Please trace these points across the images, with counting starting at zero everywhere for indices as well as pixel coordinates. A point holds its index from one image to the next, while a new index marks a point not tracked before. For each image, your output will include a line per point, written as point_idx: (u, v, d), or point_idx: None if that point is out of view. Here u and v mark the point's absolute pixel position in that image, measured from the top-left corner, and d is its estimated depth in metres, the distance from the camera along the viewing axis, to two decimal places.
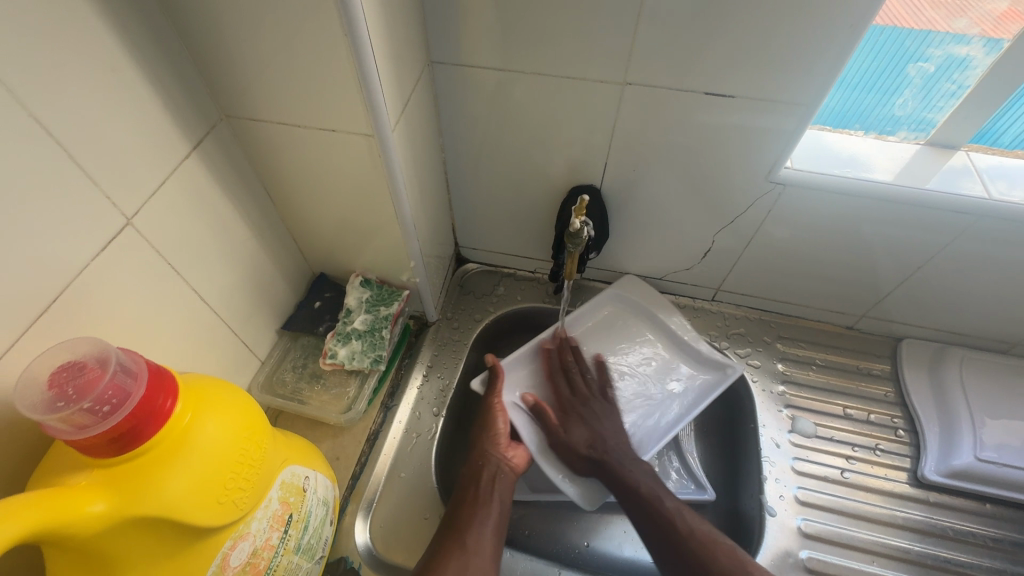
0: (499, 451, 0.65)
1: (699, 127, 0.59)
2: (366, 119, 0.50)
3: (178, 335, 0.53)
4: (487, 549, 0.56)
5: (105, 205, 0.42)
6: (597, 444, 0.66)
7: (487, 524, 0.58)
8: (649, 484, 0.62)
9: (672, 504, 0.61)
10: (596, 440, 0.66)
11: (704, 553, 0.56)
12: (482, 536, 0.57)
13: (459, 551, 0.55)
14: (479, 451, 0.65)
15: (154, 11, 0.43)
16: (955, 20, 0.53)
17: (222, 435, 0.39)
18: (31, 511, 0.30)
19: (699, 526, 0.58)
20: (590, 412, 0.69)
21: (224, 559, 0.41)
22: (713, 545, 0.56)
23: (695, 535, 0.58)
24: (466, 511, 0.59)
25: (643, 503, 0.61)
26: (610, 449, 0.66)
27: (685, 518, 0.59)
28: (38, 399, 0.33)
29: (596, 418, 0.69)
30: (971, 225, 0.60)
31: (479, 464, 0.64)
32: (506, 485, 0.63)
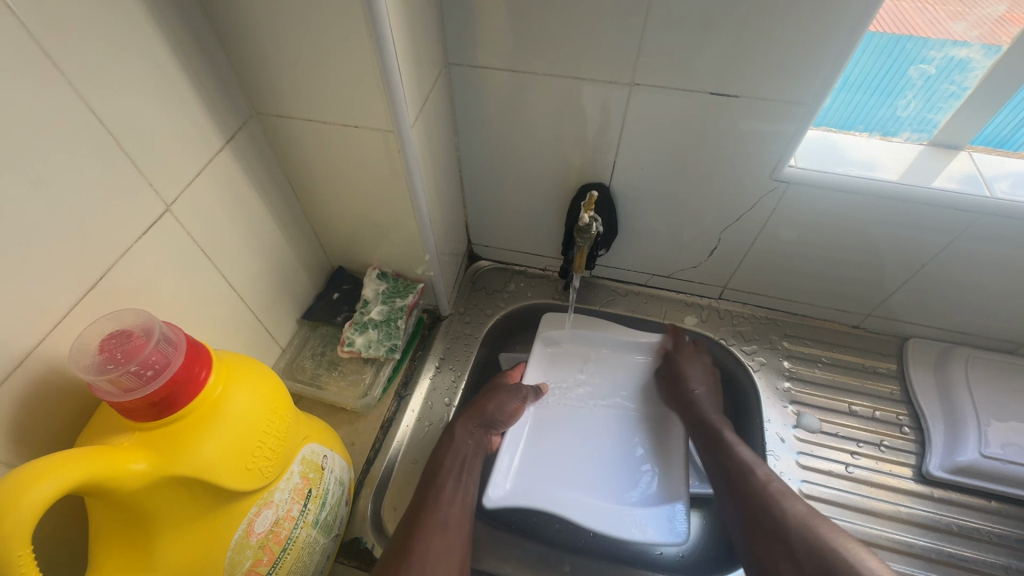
0: (485, 433, 0.68)
1: (704, 128, 0.62)
2: (386, 116, 0.53)
3: (207, 318, 0.56)
4: (456, 520, 0.58)
5: (147, 192, 0.46)
6: (689, 381, 0.74)
7: (458, 501, 0.60)
8: (729, 432, 0.69)
9: (750, 455, 0.65)
10: (687, 377, 0.75)
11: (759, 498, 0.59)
12: (453, 514, 0.58)
13: (431, 527, 0.56)
14: (463, 429, 0.67)
15: (195, 14, 0.47)
16: (955, 23, 0.55)
17: (251, 407, 0.42)
18: (82, 463, 0.33)
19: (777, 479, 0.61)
20: (701, 361, 0.77)
21: (249, 523, 0.44)
22: (788, 496, 0.59)
23: (771, 484, 0.61)
24: (441, 486, 0.60)
25: (722, 442, 0.67)
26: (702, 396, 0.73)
27: (765, 470, 0.63)
28: (89, 362, 0.37)
29: (701, 366, 0.76)
30: (973, 223, 0.62)
31: (462, 441, 0.66)
32: (477, 465, 0.65)
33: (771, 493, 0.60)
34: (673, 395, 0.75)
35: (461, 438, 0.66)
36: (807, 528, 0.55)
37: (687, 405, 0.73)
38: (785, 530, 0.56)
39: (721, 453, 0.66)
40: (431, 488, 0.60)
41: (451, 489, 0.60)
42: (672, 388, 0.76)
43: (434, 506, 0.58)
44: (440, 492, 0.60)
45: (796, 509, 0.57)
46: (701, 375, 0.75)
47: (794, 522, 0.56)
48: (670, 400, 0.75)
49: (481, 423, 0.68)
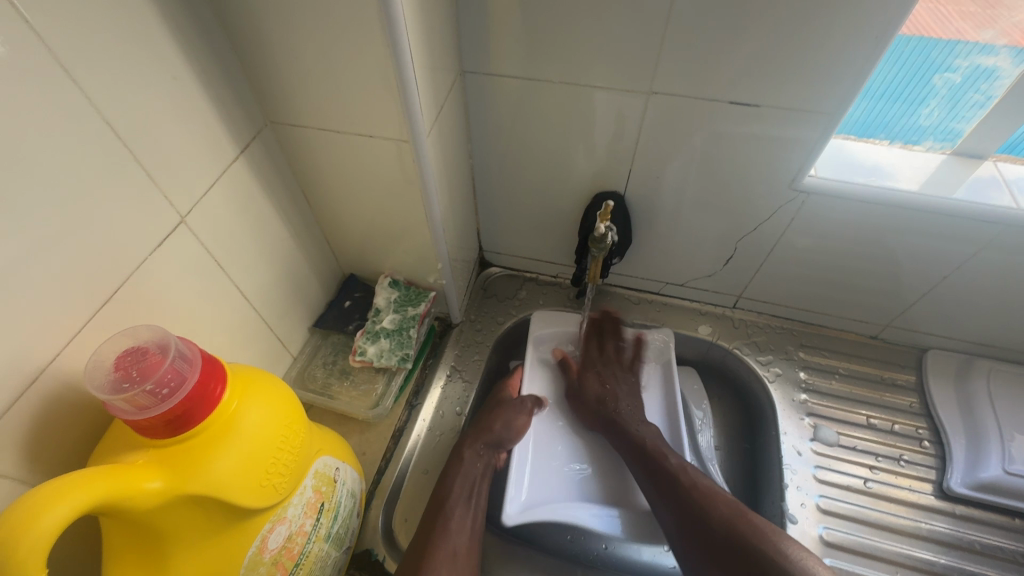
0: (493, 453, 0.67)
1: (724, 137, 0.61)
2: (402, 126, 0.52)
3: (220, 328, 0.55)
4: (464, 549, 0.58)
5: (162, 203, 0.46)
6: (610, 401, 0.71)
7: (466, 531, 0.59)
8: (654, 442, 0.66)
9: (677, 462, 0.63)
10: (610, 398, 0.72)
11: (704, 506, 0.58)
12: (462, 544, 0.58)
13: (440, 557, 0.56)
14: (471, 449, 0.65)
15: (210, 23, 0.47)
16: (982, 31, 0.53)
17: (266, 422, 0.42)
18: (98, 483, 0.33)
19: (702, 480, 0.61)
20: (608, 373, 0.75)
21: (263, 540, 0.44)
22: (713, 498, 0.59)
23: (697, 489, 0.60)
24: (449, 515, 0.59)
25: (648, 460, 0.64)
26: (622, 411, 0.70)
27: (690, 473, 0.62)
28: (105, 381, 0.36)
29: (614, 381, 0.74)
30: (998, 234, 0.60)
31: (472, 463, 0.64)
32: (485, 490, 0.64)
33: (696, 499, 0.59)
34: (591, 416, 0.72)
35: (470, 461, 0.64)
36: (734, 533, 0.55)
37: (609, 427, 0.70)
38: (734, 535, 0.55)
39: (648, 466, 0.64)
40: (440, 516, 0.59)
41: (459, 519, 0.59)
42: (591, 414, 0.72)
43: (442, 538, 0.57)
44: (448, 523, 0.58)
45: (720, 510, 0.57)
46: (618, 392, 0.73)
47: (719, 532, 0.56)
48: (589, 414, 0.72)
49: (489, 444, 0.66)
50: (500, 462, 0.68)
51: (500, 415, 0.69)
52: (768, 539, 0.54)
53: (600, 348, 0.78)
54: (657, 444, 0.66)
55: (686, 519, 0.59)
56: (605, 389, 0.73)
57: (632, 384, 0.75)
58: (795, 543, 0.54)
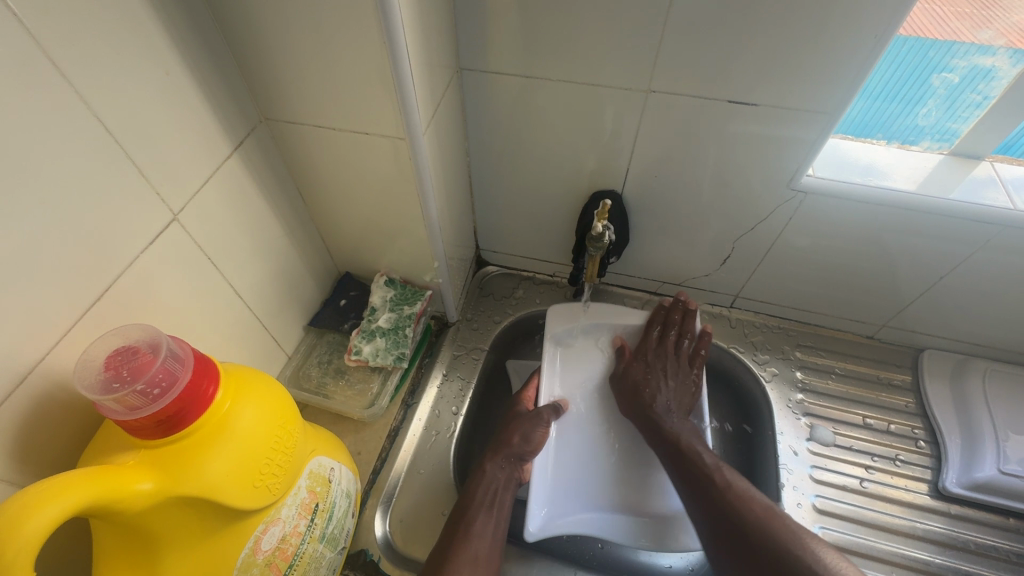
0: (517, 465, 0.64)
1: (722, 136, 0.60)
2: (398, 123, 0.52)
3: (214, 326, 0.55)
4: (485, 557, 0.56)
5: (154, 200, 0.45)
6: (647, 393, 0.69)
7: (488, 535, 0.58)
8: (689, 440, 0.64)
9: (711, 462, 0.62)
10: (646, 389, 0.70)
11: (737, 506, 0.56)
12: (483, 549, 0.56)
13: (461, 560, 0.54)
14: (491, 463, 0.64)
15: (204, 18, 0.46)
16: (978, 32, 0.53)
17: (260, 422, 0.41)
18: (88, 485, 0.33)
19: (738, 483, 0.59)
20: (658, 366, 0.71)
21: (256, 541, 0.44)
22: (749, 500, 0.56)
23: (731, 490, 0.58)
24: (471, 519, 0.58)
25: (682, 454, 0.63)
26: (659, 404, 0.68)
27: (724, 474, 0.60)
28: (95, 381, 0.36)
29: (659, 376, 0.70)
30: (995, 235, 0.60)
31: (493, 476, 0.63)
32: (509, 499, 0.62)
33: (731, 499, 0.57)
34: (635, 404, 0.70)
35: (492, 473, 0.63)
36: (767, 531, 0.53)
37: (642, 417, 0.69)
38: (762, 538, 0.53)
39: (682, 464, 0.63)
40: (462, 520, 0.58)
41: (481, 524, 0.58)
42: (629, 401, 0.71)
43: (464, 541, 0.56)
44: (470, 526, 0.58)
45: (755, 509, 0.55)
46: (660, 386, 0.70)
47: (752, 531, 0.53)
48: (623, 398, 0.72)
49: (511, 456, 0.64)
50: (525, 477, 0.66)
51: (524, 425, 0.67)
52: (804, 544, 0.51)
53: (660, 337, 0.73)
54: (692, 443, 0.64)
55: (719, 519, 0.56)
56: (647, 377, 0.70)
57: (684, 377, 0.71)
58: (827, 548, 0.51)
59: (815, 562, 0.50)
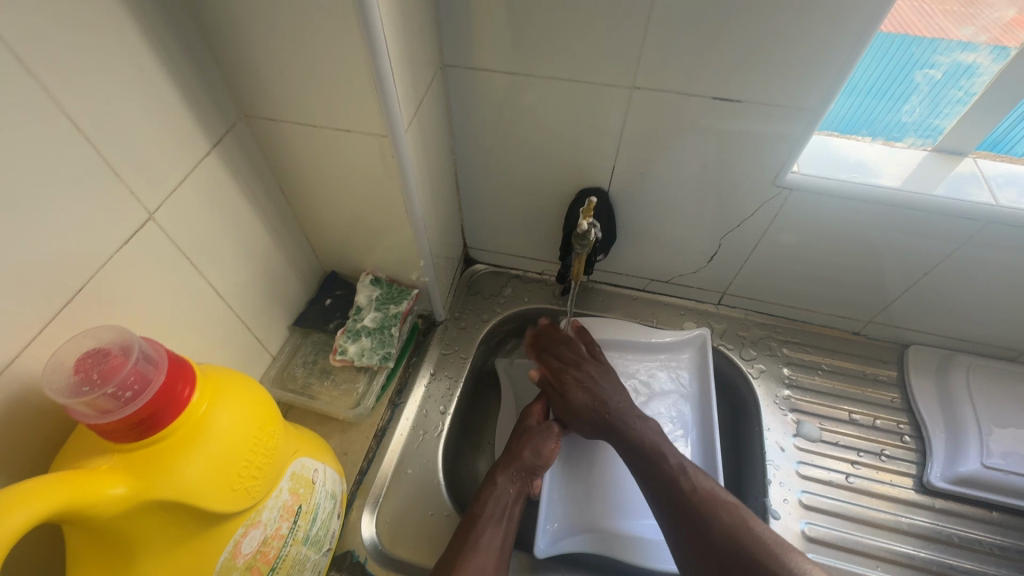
0: (527, 478, 0.65)
1: (707, 133, 0.60)
2: (379, 120, 0.51)
3: (195, 327, 0.54)
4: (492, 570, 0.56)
5: (130, 199, 0.44)
6: (601, 406, 0.67)
7: (497, 547, 0.57)
8: (654, 441, 0.62)
9: (677, 463, 0.60)
10: (599, 403, 0.67)
11: (707, 513, 0.55)
12: (490, 564, 0.56)
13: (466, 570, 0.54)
14: (503, 475, 0.63)
15: (179, 15, 0.45)
16: (962, 28, 0.54)
17: (238, 425, 0.41)
18: (57, 490, 0.32)
19: (703, 485, 0.58)
20: (585, 376, 0.70)
21: (236, 544, 0.43)
22: (719, 504, 0.56)
23: (697, 494, 0.57)
24: (479, 533, 0.58)
25: (647, 459, 0.61)
26: (621, 410, 0.66)
27: (690, 476, 0.59)
28: (64, 384, 0.35)
29: (597, 383, 0.69)
30: (978, 231, 0.60)
31: (506, 490, 0.62)
32: (518, 513, 0.62)
33: (698, 504, 0.56)
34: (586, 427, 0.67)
35: (503, 485, 0.62)
36: (736, 540, 0.53)
37: (607, 432, 0.65)
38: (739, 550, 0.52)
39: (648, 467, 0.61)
40: (470, 533, 0.58)
41: (490, 536, 0.58)
42: (587, 423, 0.67)
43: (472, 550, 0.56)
44: (478, 539, 0.57)
45: (721, 520, 0.55)
46: (603, 393, 0.68)
47: (722, 537, 0.54)
48: (580, 424, 0.67)
49: (523, 469, 0.65)
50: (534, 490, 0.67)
51: (545, 441, 0.67)
52: (775, 553, 0.52)
53: (561, 356, 0.72)
54: (658, 442, 0.62)
55: (692, 530, 0.55)
56: (592, 394, 0.68)
57: (613, 378, 0.70)
58: (803, 557, 0.52)
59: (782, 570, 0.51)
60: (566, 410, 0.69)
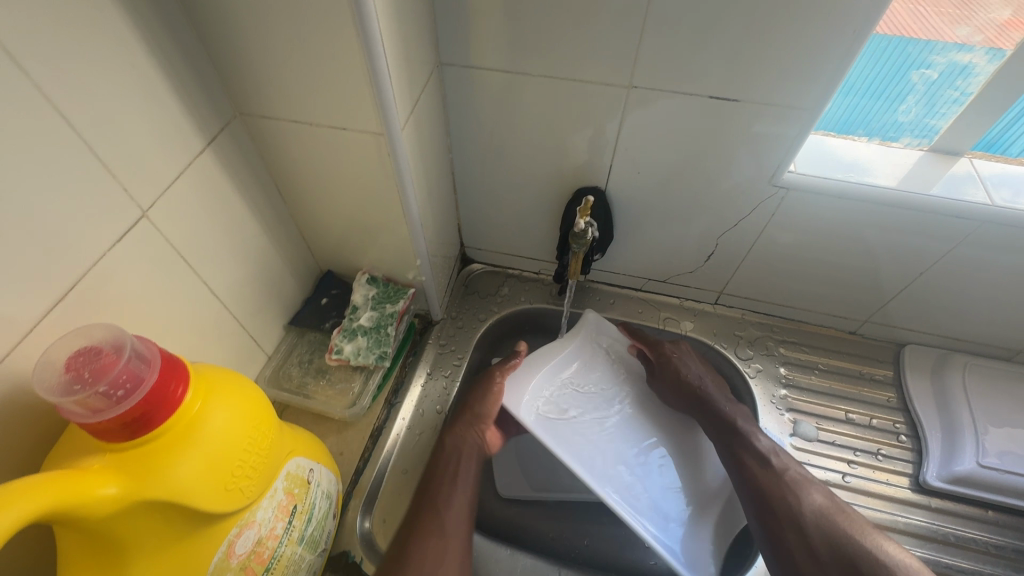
0: (476, 431, 0.64)
1: (703, 132, 0.60)
2: (375, 118, 0.51)
3: (189, 325, 0.54)
4: (457, 527, 0.57)
5: (123, 197, 0.44)
6: (696, 381, 0.70)
7: (454, 506, 0.58)
8: (744, 422, 0.66)
9: (767, 444, 0.64)
10: (690, 378, 0.70)
11: (796, 491, 0.59)
12: (450, 520, 0.57)
13: (426, 534, 0.55)
14: (452, 431, 0.64)
15: (173, 11, 0.45)
16: (958, 28, 0.54)
17: (232, 424, 0.40)
18: (48, 490, 0.31)
19: (793, 467, 0.62)
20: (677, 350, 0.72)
21: (230, 545, 0.43)
22: (806, 485, 0.60)
23: (788, 474, 0.61)
24: (436, 493, 0.59)
25: (736, 437, 0.65)
26: (708, 388, 0.70)
27: (781, 459, 0.62)
28: (54, 383, 0.34)
29: (684, 357, 0.72)
30: (973, 230, 0.61)
31: (450, 444, 0.63)
32: (471, 469, 0.62)
33: (789, 482, 0.60)
34: (682, 399, 0.70)
35: (451, 443, 0.63)
36: (825, 522, 0.56)
37: (695, 403, 0.69)
38: (830, 533, 0.56)
39: (735, 443, 0.64)
40: (427, 496, 0.59)
41: (445, 496, 0.59)
42: (676, 391, 0.70)
43: (432, 515, 0.57)
44: (437, 499, 0.58)
45: (813, 500, 0.58)
46: (688, 363, 0.71)
47: (811, 514, 0.57)
48: (665, 390, 0.71)
49: (472, 422, 0.64)
50: (489, 444, 0.65)
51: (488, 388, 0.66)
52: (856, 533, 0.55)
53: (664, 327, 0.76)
54: (746, 424, 0.66)
55: (779, 505, 0.59)
56: (685, 367, 0.71)
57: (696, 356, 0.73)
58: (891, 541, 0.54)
59: (866, 548, 0.54)
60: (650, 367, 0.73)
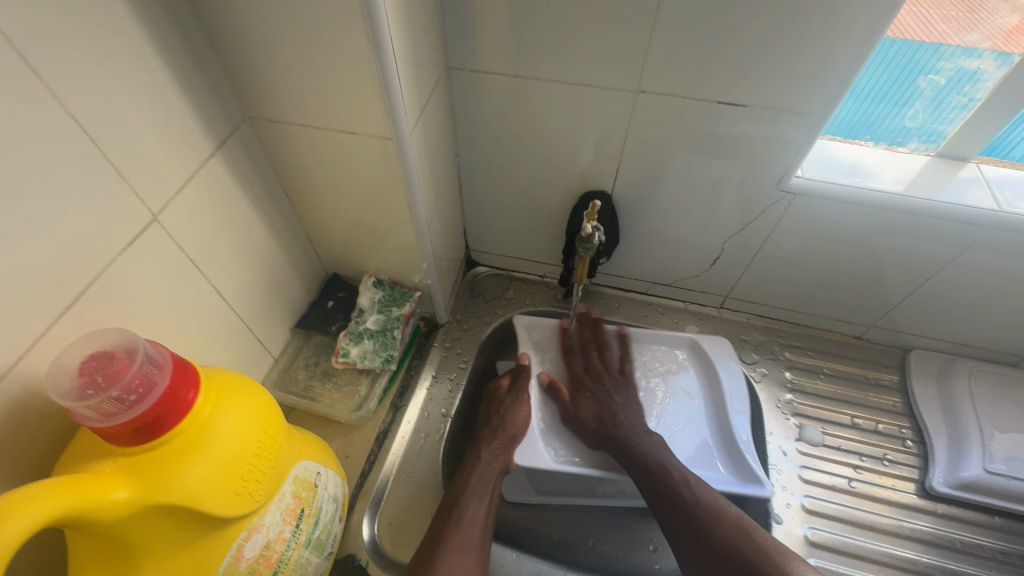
0: (509, 453, 0.64)
1: (710, 138, 0.60)
2: (384, 122, 0.51)
3: (197, 328, 0.54)
4: (479, 543, 0.54)
5: (133, 201, 0.44)
6: (608, 418, 0.68)
7: (480, 521, 0.56)
8: (657, 455, 0.63)
9: (679, 475, 0.61)
10: (608, 415, 0.69)
11: (705, 523, 0.56)
12: (475, 535, 0.55)
13: (452, 549, 0.52)
14: (484, 443, 0.65)
15: (184, 16, 0.45)
16: (965, 34, 0.53)
17: (242, 429, 0.41)
18: (61, 495, 0.32)
19: (705, 497, 0.58)
20: (600, 390, 0.72)
21: (239, 548, 0.43)
22: (717, 514, 0.56)
23: (699, 505, 0.58)
24: (463, 507, 0.57)
25: (651, 471, 0.62)
26: (623, 424, 0.67)
27: (692, 489, 0.59)
28: (68, 387, 0.35)
29: (607, 396, 0.71)
30: (981, 236, 0.61)
31: (477, 460, 0.63)
32: (500, 489, 0.61)
33: (698, 517, 0.57)
34: (598, 438, 0.68)
35: (486, 460, 0.63)
36: (738, 555, 0.53)
37: (609, 441, 0.67)
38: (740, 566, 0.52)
39: (650, 482, 0.61)
40: (450, 513, 0.56)
41: (473, 510, 0.57)
42: (592, 433, 0.68)
43: (455, 531, 0.54)
44: (462, 513, 0.56)
45: (721, 529, 0.55)
46: (613, 405, 0.70)
47: (722, 547, 0.54)
48: (585, 434, 0.69)
49: (506, 439, 0.66)
50: (511, 463, 0.64)
51: (512, 410, 0.69)
52: (767, 558, 0.52)
53: (587, 363, 0.75)
54: (660, 455, 0.63)
55: (688, 540, 0.56)
56: (600, 405, 0.70)
57: (631, 394, 0.72)
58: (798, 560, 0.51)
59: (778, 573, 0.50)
60: (568, 415, 0.71)
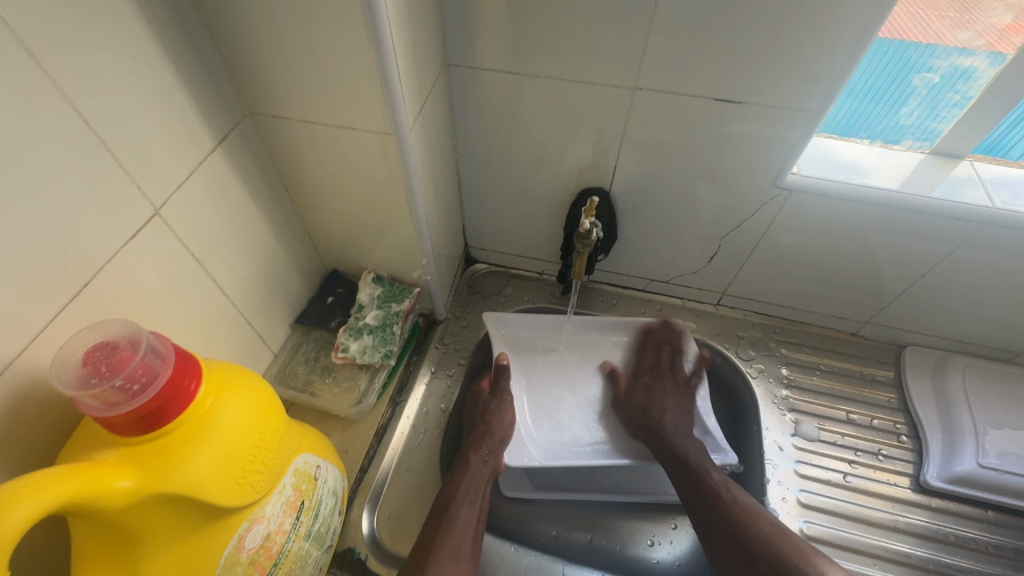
0: (498, 457, 0.64)
1: (707, 135, 0.61)
2: (384, 118, 0.51)
3: (197, 323, 0.54)
4: (470, 549, 0.55)
5: (135, 195, 0.44)
6: (654, 414, 0.70)
7: (471, 529, 0.57)
8: (698, 457, 0.64)
9: (719, 477, 0.62)
10: (654, 411, 0.71)
11: (743, 522, 0.56)
12: (467, 542, 0.56)
13: (443, 556, 0.53)
14: (473, 446, 0.65)
15: (186, 11, 0.45)
16: (960, 33, 0.54)
17: (243, 420, 0.41)
18: (65, 483, 0.32)
19: (743, 499, 0.59)
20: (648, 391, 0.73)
21: (240, 539, 0.43)
22: (754, 514, 0.57)
23: (738, 504, 0.58)
24: (453, 514, 0.57)
25: (689, 468, 0.63)
26: (667, 424, 0.69)
27: (730, 489, 0.60)
28: (72, 376, 0.35)
29: (664, 395, 0.73)
30: (974, 233, 0.61)
31: (467, 465, 0.63)
32: (490, 494, 0.62)
33: (737, 516, 0.57)
34: (642, 430, 0.70)
35: (476, 467, 0.62)
36: (777, 554, 0.53)
37: (651, 436, 0.69)
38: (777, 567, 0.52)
39: (684, 480, 0.63)
40: (439, 517, 0.57)
41: (465, 516, 0.57)
42: (637, 424, 0.71)
43: (448, 536, 0.55)
44: (454, 520, 0.57)
45: (761, 528, 0.55)
46: (664, 406, 0.71)
47: (761, 548, 0.54)
48: (632, 426, 0.71)
49: (495, 445, 0.65)
50: (500, 465, 0.65)
51: (499, 413, 0.68)
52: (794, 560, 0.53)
53: (653, 360, 0.76)
54: (697, 458, 0.64)
55: (721, 535, 0.57)
56: (653, 400, 0.72)
57: (686, 401, 0.73)
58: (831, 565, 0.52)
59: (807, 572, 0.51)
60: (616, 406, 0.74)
